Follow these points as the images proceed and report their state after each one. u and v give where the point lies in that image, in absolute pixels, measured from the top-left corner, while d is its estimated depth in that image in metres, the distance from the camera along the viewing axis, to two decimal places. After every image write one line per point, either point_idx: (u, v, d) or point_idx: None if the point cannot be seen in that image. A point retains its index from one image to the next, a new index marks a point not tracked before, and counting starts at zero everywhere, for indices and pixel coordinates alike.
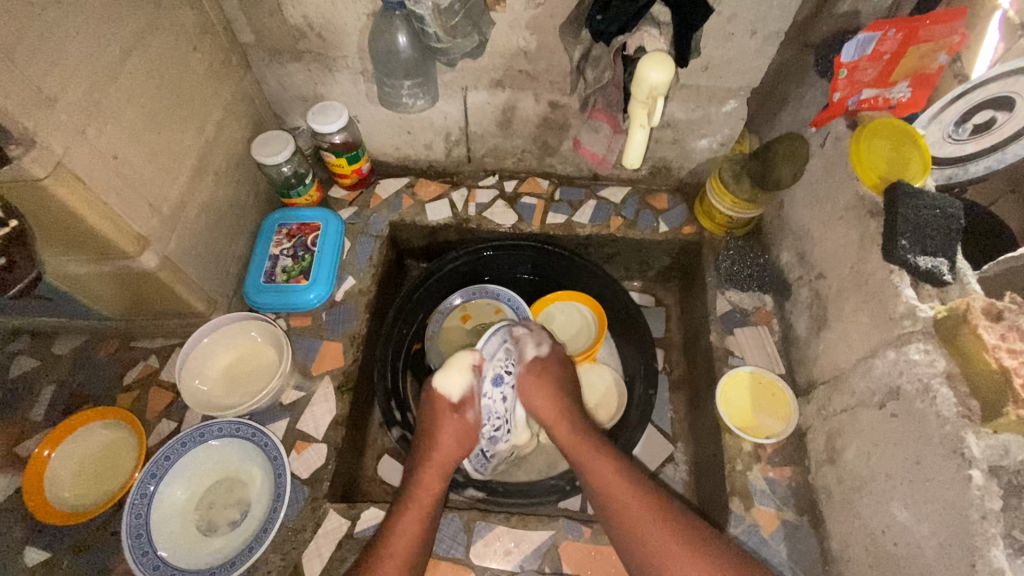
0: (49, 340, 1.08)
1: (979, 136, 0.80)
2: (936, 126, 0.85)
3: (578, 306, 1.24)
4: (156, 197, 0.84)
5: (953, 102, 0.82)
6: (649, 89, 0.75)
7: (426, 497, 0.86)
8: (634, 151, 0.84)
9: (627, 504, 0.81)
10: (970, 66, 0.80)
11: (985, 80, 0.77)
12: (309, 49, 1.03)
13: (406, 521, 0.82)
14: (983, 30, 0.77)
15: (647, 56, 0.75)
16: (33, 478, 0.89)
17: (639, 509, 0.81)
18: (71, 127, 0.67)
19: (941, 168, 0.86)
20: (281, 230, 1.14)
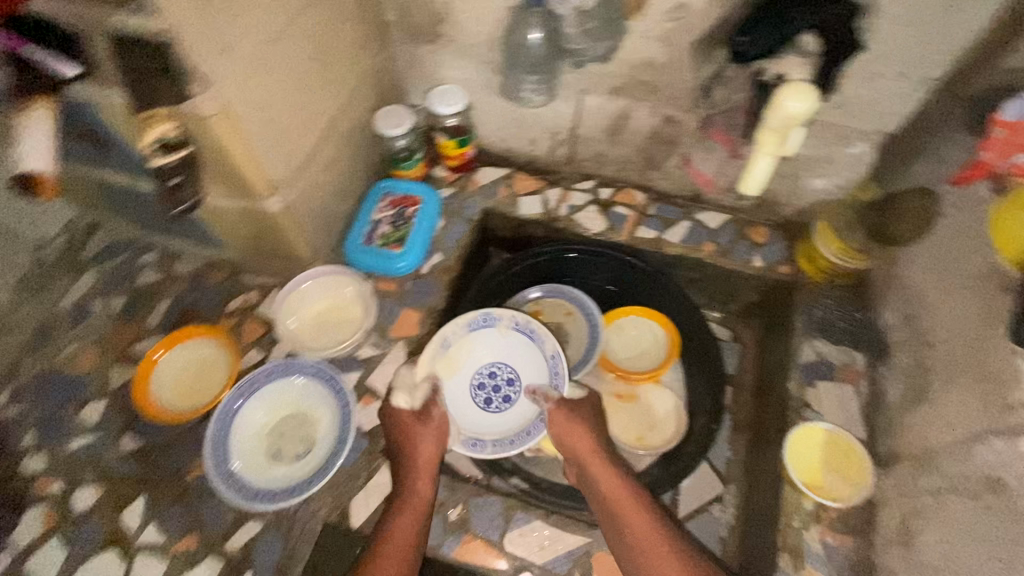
0: (171, 260, 1.21)
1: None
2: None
3: (651, 324, 1.22)
4: (293, 150, 0.91)
5: None
6: (786, 117, 0.76)
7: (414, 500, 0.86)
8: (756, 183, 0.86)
9: (649, 540, 0.81)
10: None
11: None
12: (444, 33, 1.08)
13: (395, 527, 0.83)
14: None
15: (789, 84, 0.75)
16: (142, 376, 1.02)
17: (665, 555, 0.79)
18: (239, 77, 0.75)
19: None
20: (385, 198, 1.21)
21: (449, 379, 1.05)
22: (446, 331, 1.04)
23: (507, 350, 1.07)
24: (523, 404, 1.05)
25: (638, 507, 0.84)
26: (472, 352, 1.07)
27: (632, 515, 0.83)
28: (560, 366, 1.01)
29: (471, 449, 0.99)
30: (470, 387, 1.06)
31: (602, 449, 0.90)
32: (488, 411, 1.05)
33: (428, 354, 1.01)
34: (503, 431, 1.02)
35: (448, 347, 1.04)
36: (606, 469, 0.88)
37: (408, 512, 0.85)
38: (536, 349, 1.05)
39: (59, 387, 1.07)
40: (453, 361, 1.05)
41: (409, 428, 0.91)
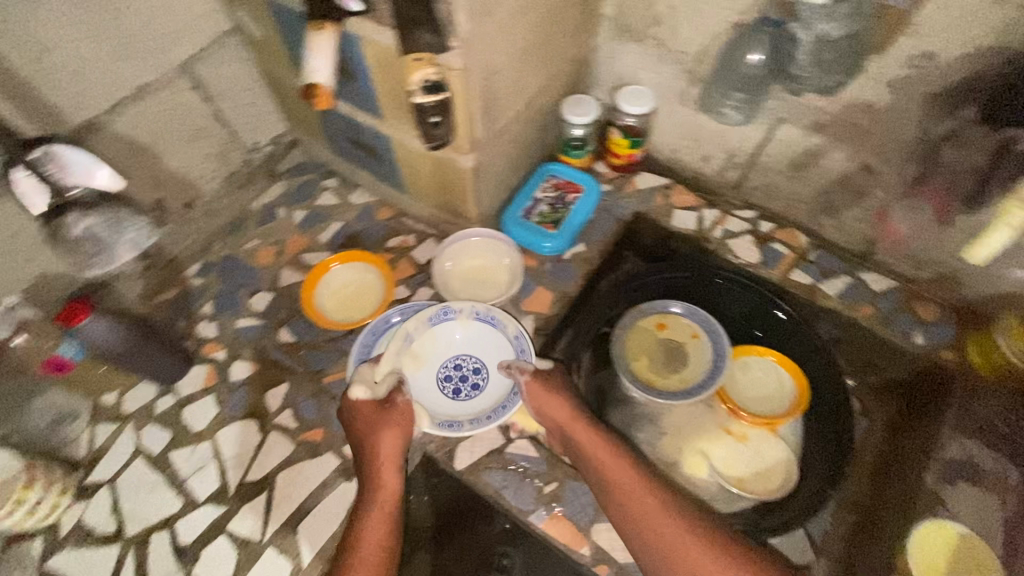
0: (348, 189, 1.34)
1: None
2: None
3: (778, 370, 1.17)
4: (498, 116, 0.98)
5: None
6: None
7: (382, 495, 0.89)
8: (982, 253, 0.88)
9: (666, 531, 0.83)
10: None
11: None
12: (656, 36, 1.10)
13: (369, 524, 0.86)
14: None
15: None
16: (314, 277, 1.14)
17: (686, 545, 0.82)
18: (487, 40, 0.82)
19: None
20: (549, 180, 1.25)
21: (416, 372, 1.05)
22: (410, 325, 1.04)
23: (473, 341, 1.08)
24: (493, 384, 1.06)
25: (627, 476, 0.90)
26: (437, 343, 1.07)
27: (618, 479, 0.90)
28: (525, 344, 1.05)
29: (447, 429, 0.99)
30: (437, 378, 1.06)
31: (583, 420, 0.95)
32: (457, 400, 1.05)
33: (391, 347, 1.03)
34: (478, 408, 1.04)
35: (411, 342, 1.05)
36: (588, 436, 0.94)
37: (382, 496, 0.89)
38: (499, 333, 1.07)
39: (238, 272, 1.22)
40: (418, 353, 1.05)
41: (370, 417, 0.93)
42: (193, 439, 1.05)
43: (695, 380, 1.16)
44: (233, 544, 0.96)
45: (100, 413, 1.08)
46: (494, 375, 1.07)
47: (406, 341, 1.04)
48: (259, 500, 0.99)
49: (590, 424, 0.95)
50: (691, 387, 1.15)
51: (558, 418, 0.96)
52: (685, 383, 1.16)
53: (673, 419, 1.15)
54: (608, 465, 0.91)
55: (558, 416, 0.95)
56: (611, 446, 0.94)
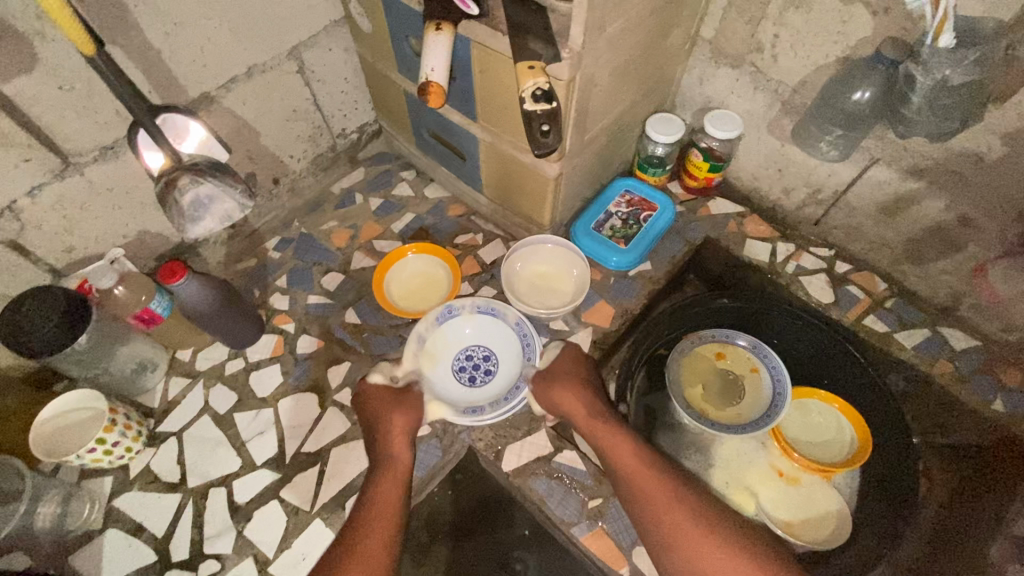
0: (424, 182, 1.37)
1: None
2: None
3: (839, 417, 1.13)
4: (588, 127, 0.98)
5: None
6: None
7: (392, 466, 0.92)
8: None
9: (678, 520, 0.83)
10: None
11: None
12: (754, 63, 1.09)
13: (378, 491, 0.89)
14: None
15: None
16: (390, 259, 1.18)
17: (699, 539, 0.81)
18: (594, 53, 0.82)
19: None
20: (623, 195, 1.25)
21: (432, 370, 1.06)
22: (420, 327, 1.07)
23: (479, 335, 1.10)
24: (505, 369, 1.08)
25: (634, 459, 0.90)
26: (447, 342, 1.09)
27: (625, 462, 0.90)
28: (526, 328, 1.08)
29: (472, 416, 1.01)
30: (454, 373, 1.07)
31: (592, 407, 0.96)
32: (474, 387, 1.06)
33: (406, 351, 1.06)
34: (499, 393, 1.05)
35: (422, 344, 1.07)
36: (599, 418, 0.95)
37: (388, 468, 0.91)
38: (501, 322, 1.10)
39: (314, 251, 1.28)
40: (431, 352, 1.07)
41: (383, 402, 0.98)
42: (257, 404, 1.10)
43: (749, 412, 1.14)
44: (285, 509, 1.00)
45: (176, 367, 1.14)
46: (505, 362, 1.09)
47: (418, 342, 1.07)
48: (313, 471, 1.02)
49: (601, 409, 0.97)
50: (744, 419, 1.13)
51: (571, 404, 0.96)
52: (740, 415, 1.14)
53: (724, 451, 1.13)
54: (619, 453, 0.91)
55: (569, 402, 0.97)
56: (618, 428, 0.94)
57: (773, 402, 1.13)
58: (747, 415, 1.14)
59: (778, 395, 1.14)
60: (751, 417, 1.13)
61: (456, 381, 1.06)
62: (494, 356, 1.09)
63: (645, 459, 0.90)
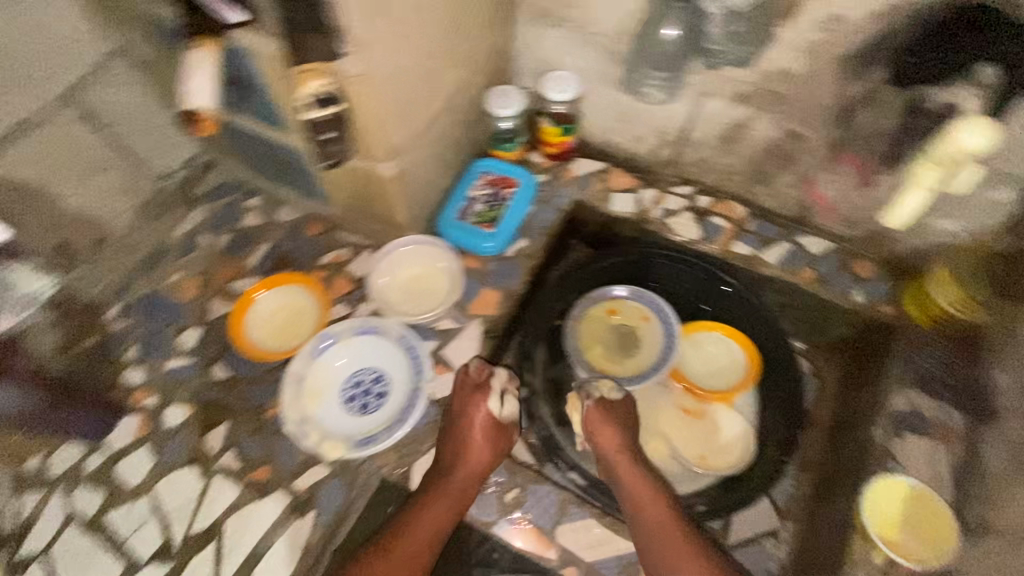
0: (275, 206, 1.26)
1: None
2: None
3: (730, 343, 1.18)
4: (413, 118, 0.92)
5: None
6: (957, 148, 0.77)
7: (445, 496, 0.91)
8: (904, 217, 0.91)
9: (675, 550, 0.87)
10: None
11: None
12: (571, 19, 1.07)
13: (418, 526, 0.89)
14: None
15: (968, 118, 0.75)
16: (240, 310, 1.07)
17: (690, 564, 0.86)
18: (385, 41, 0.76)
19: None
20: (482, 177, 1.21)
21: (318, 409, 0.97)
22: (294, 366, 0.98)
23: (364, 357, 1.02)
24: (398, 387, 1.00)
25: (657, 503, 0.91)
26: (329, 374, 1.00)
27: (654, 509, 0.90)
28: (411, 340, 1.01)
29: (368, 447, 0.93)
30: (343, 404, 0.98)
31: (632, 451, 0.95)
32: (368, 414, 0.98)
33: (285, 397, 0.96)
34: (396, 411, 0.98)
35: (302, 383, 0.98)
36: (633, 466, 0.94)
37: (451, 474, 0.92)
38: (384, 338, 1.02)
39: (164, 309, 1.14)
40: (314, 391, 0.98)
41: (471, 411, 0.95)
42: (131, 495, 0.98)
43: (649, 359, 1.17)
44: None
45: (23, 481, 0.99)
46: (396, 380, 1.00)
47: (297, 382, 0.98)
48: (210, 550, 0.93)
49: (640, 459, 0.96)
50: (647, 367, 1.16)
51: (608, 441, 0.96)
52: (643, 364, 1.16)
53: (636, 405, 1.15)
54: (631, 483, 0.93)
55: (605, 440, 0.96)
56: (650, 477, 0.94)
57: (668, 342, 1.16)
58: (649, 362, 1.16)
59: (671, 335, 1.17)
60: (653, 364, 1.16)
61: (346, 414, 0.98)
62: (385, 375, 1.01)
63: (670, 506, 0.91)
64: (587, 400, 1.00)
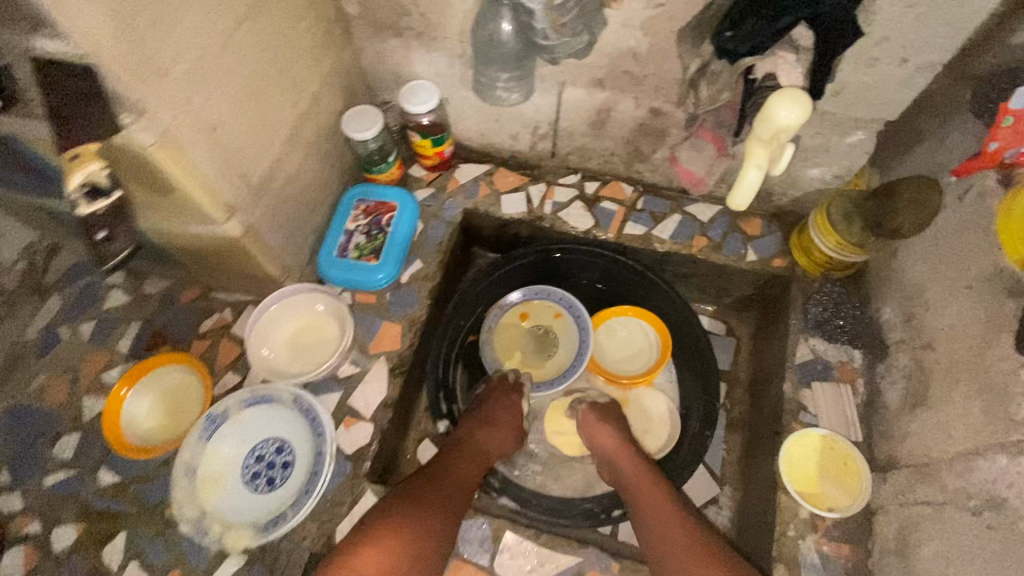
0: (139, 279, 1.14)
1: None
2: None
3: (642, 325, 1.18)
4: (248, 168, 0.83)
5: None
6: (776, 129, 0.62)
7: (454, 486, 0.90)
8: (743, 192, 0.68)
9: (672, 527, 0.85)
10: None
11: None
12: (411, 27, 1.00)
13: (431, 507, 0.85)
14: None
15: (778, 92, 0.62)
16: (111, 410, 0.96)
17: (683, 536, 0.84)
18: (181, 97, 0.67)
19: None
20: (358, 206, 1.14)
21: (218, 499, 0.89)
22: (184, 457, 0.90)
23: (261, 430, 0.94)
24: (302, 454, 0.93)
25: (654, 490, 0.90)
26: (224, 457, 0.92)
27: (653, 497, 0.89)
28: (306, 401, 0.93)
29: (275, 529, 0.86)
30: (246, 486, 0.91)
31: (630, 449, 0.96)
32: (274, 491, 0.91)
33: (177, 495, 0.88)
34: (302, 478, 0.91)
35: (196, 474, 0.90)
36: (634, 463, 0.94)
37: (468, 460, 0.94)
38: (278, 405, 0.95)
39: (29, 420, 1.03)
40: (210, 479, 0.90)
41: (501, 409, 1.02)
42: None
43: (565, 354, 1.14)
44: None
45: None
46: (298, 447, 0.93)
47: (190, 474, 0.90)
48: None
49: (640, 456, 0.96)
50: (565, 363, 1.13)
51: (610, 435, 0.98)
52: (563, 360, 1.14)
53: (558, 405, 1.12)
54: (635, 472, 0.93)
55: (605, 435, 0.99)
56: (652, 473, 0.93)
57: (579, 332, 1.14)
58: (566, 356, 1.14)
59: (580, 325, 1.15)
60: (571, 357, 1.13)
61: (251, 494, 0.90)
62: (286, 445, 0.93)
63: (666, 492, 0.90)
64: (583, 403, 1.04)
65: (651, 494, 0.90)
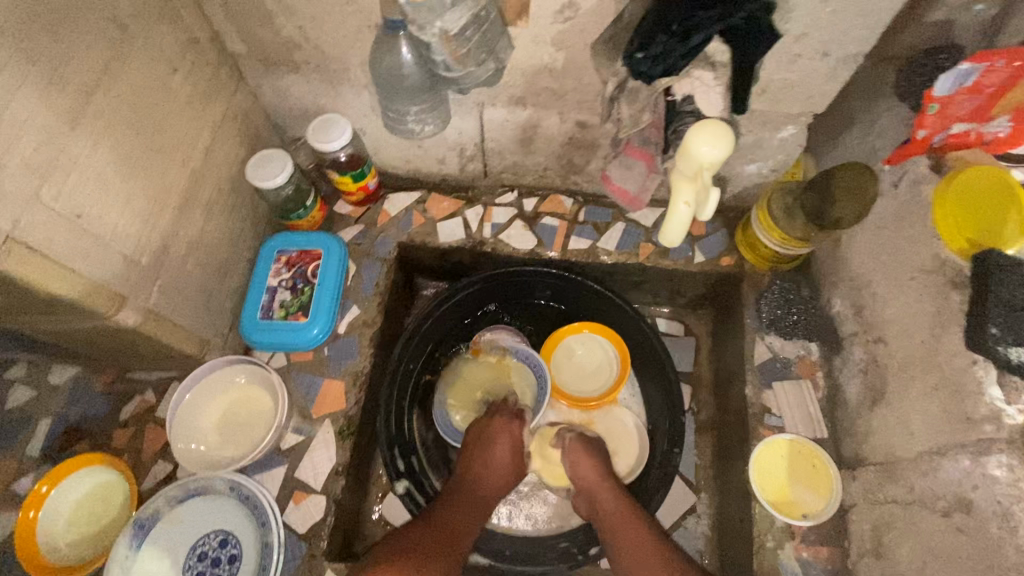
0: (43, 369, 1.02)
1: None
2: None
3: (600, 341, 1.14)
4: (133, 248, 0.73)
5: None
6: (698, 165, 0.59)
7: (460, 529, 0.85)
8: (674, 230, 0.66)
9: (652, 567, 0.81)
10: None
11: None
12: (307, 61, 0.91)
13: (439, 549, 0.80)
14: None
15: (700, 125, 0.58)
16: (25, 537, 0.84)
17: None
18: (23, 194, 0.57)
19: None
20: (279, 257, 1.04)
21: None
22: (111, 573, 0.79)
23: (199, 526, 0.85)
24: (248, 545, 0.85)
25: (633, 522, 0.87)
26: (160, 563, 0.82)
27: (630, 534, 0.86)
28: (246, 487, 0.85)
29: None
30: None
31: (609, 480, 0.93)
32: None
33: None
34: (252, 574, 0.82)
35: None
36: (614, 495, 0.91)
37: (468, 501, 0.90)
38: (215, 495, 0.86)
39: None
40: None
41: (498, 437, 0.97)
42: None
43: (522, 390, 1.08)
44: None
45: None
46: (243, 538, 0.85)
47: None
48: None
49: (620, 488, 0.92)
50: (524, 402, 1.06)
51: (591, 470, 0.94)
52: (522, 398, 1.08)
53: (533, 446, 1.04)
54: (614, 508, 0.90)
55: (587, 469, 0.95)
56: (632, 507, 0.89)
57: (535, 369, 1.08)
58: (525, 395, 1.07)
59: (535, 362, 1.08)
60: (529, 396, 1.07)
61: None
62: (230, 537, 0.85)
63: (644, 525, 0.87)
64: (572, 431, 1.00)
65: (632, 531, 0.86)
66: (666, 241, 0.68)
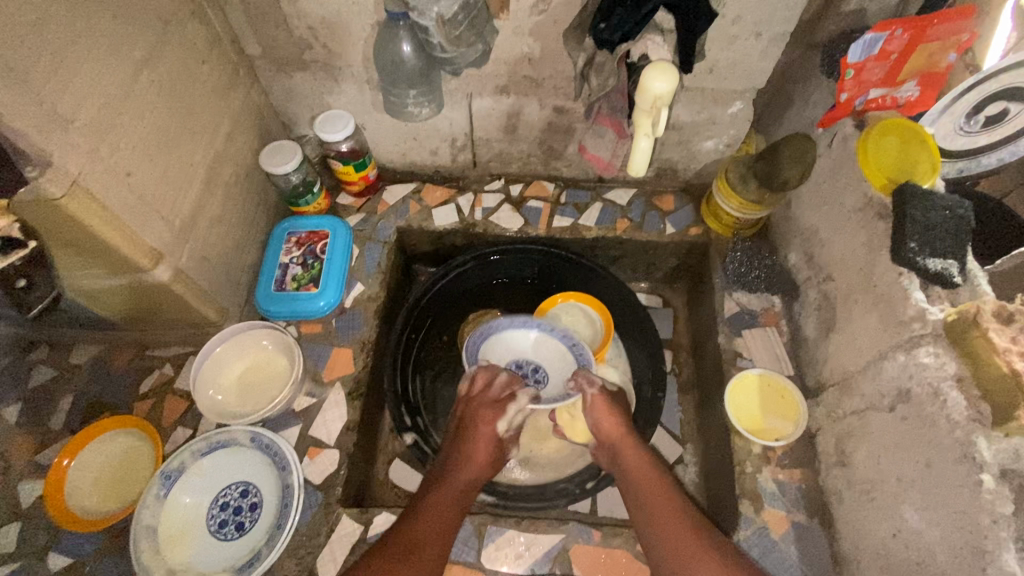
0: (66, 350, 1.08)
1: (992, 129, 0.83)
2: (947, 120, 0.87)
3: (584, 308, 1.22)
4: (168, 211, 0.83)
5: (965, 93, 0.83)
6: (654, 99, 0.75)
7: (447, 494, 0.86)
8: (640, 159, 0.81)
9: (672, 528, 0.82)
10: (983, 55, 0.82)
11: (995, 71, 0.79)
12: (315, 60, 1.04)
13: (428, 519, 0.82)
14: (993, 24, 0.80)
15: (652, 65, 0.74)
16: (54, 487, 0.90)
17: (687, 537, 0.80)
18: (86, 147, 0.67)
19: (954, 161, 0.88)
20: (290, 238, 1.15)
21: (185, 552, 0.86)
22: (142, 517, 0.85)
23: (222, 476, 0.92)
24: (267, 492, 0.91)
25: (657, 482, 0.88)
26: (187, 509, 0.89)
27: (654, 496, 0.86)
28: (266, 439, 0.92)
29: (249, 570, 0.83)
30: (215, 534, 0.88)
31: (633, 440, 0.94)
32: (245, 533, 0.88)
33: (140, 557, 0.83)
34: (273, 516, 0.89)
35: (157, 532, 0.86)
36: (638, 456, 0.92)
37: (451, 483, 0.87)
38: (236, 447, 0.93)
39: None
40: (177, 535, 0.86)
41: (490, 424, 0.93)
42: None
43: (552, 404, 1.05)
44: None
45: None
46: (264, 486, 0.91)
47: (151, 533, 0.85)
48: None
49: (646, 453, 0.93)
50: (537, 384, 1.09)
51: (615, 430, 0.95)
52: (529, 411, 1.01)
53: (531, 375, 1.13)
54: (641, 470, 0.90)
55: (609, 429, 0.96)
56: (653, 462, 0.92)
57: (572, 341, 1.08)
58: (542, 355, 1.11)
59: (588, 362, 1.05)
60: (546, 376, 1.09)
61: (223, 543, 0.87)
62: (252, 485, 0.91)
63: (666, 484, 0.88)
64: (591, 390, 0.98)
65: (657, 496, 0.86)
66: (629, 171, 0.83)
